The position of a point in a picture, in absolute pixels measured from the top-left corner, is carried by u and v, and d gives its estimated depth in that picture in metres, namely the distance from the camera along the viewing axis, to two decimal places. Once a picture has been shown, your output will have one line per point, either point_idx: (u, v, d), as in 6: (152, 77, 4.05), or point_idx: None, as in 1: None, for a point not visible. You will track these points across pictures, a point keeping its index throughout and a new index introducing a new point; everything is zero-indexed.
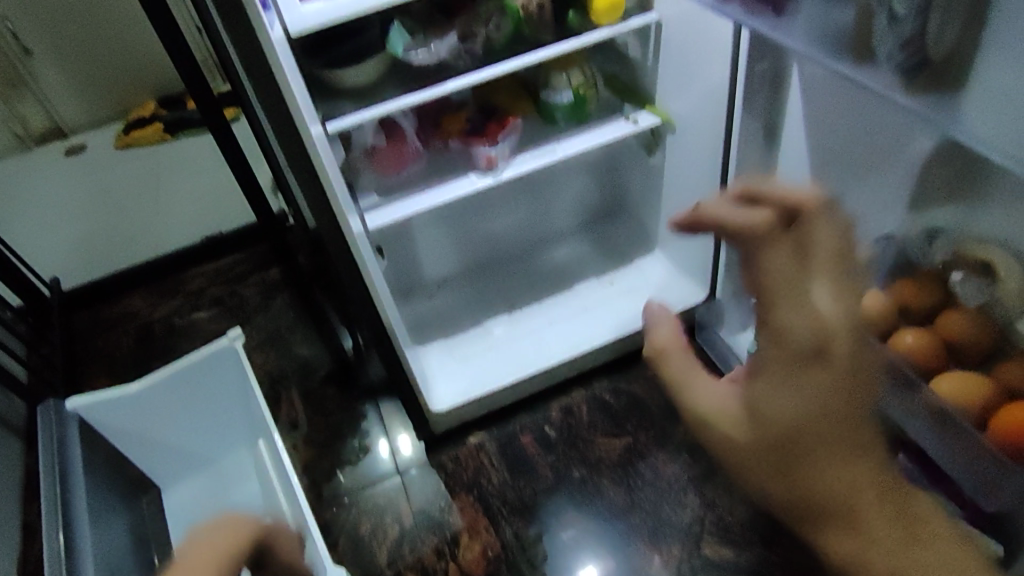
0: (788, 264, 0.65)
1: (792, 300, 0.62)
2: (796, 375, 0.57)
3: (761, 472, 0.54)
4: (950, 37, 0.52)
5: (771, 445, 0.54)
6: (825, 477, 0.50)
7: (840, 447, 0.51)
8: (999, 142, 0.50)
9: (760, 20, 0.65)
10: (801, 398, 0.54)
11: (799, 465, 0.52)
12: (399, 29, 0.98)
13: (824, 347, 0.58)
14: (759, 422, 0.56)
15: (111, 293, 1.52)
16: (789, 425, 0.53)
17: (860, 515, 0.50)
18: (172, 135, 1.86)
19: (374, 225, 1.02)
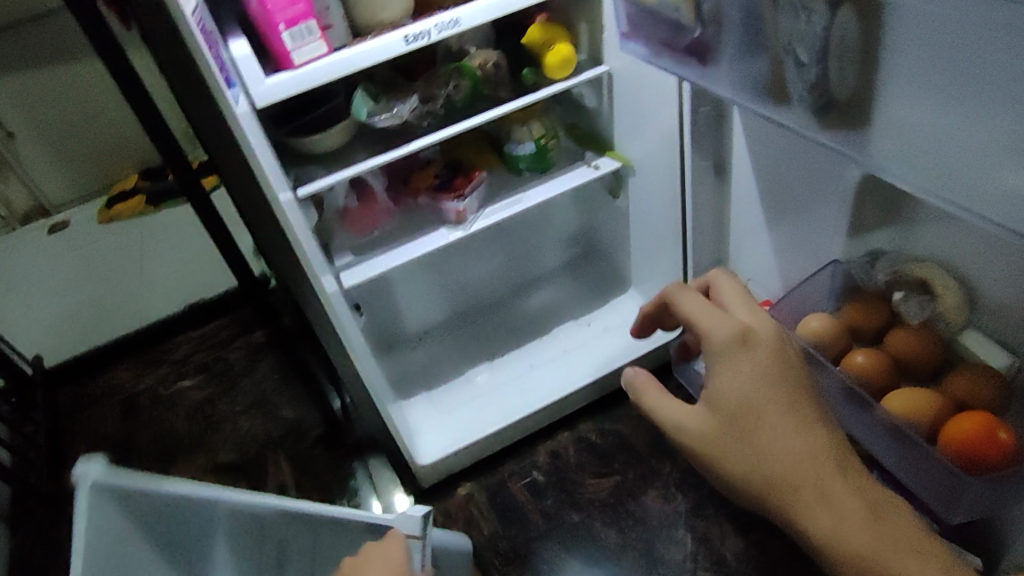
0: (699, 300, 0.73)
1: (715, 312, 0.71)
2: (732, 365, 0.68)
3: (732, 453, 0.67)
4: (851, 78, 0.52)
5: (730, 428, 0.67)
6: (781, 448, 0.66)
7: (785, 423, 0.66)
8: (906, 171, 0.50)
9: (689, 69, 0.65)
10: (743, 383, 0.67)
11: (755, 437, 0.67)
12: (362, 93, 0.98)
13: (746, 341, 0.68)
14: (722, 412, 0.68)
15: (98, 367, 1.54)
16: (741, 407, 0.67)
17: (823, 484, 0.65)
18: (155, 207, 1.91)
19: (349, 282, 1.03)
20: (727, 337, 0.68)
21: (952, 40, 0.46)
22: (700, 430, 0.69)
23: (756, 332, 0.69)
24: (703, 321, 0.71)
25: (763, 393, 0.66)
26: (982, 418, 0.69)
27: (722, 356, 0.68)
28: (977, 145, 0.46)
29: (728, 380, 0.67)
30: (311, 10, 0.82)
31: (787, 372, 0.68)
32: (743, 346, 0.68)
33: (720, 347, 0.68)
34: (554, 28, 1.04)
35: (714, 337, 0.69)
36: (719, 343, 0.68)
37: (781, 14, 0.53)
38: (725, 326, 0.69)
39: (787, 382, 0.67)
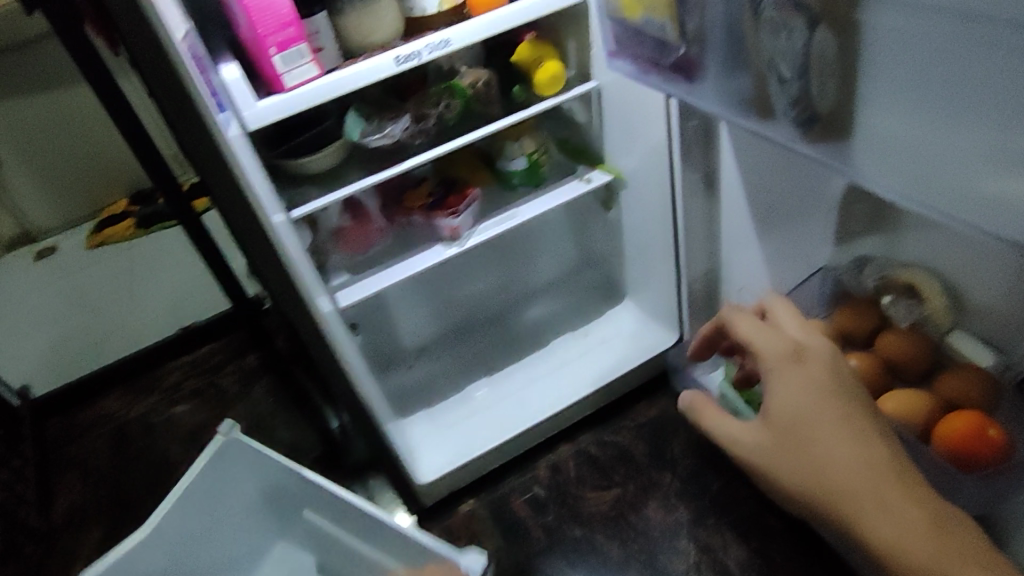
0: (755, 324, 0.73)
1: (767, 331, 0.71)
2: (784, 374, 0.66)
3: (782, 460, 0.64)
4: (831, 93, 0.53)
5: (780, 436, 0.65)
6: (835, 455, 0.61)
7: (838, 430, 0.62)
8: (884, 179, 0.53)
9: (675, 86, 0.66)
10: (795, 391, 0.65)
11: (806, 446, 0.63)
12: (355, 115, 0.99)
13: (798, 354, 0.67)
14: (771, 421, 0.66)
15: (86, 397, 1.54)
16: (793, 413, 0.64)
17: (884, 499, 0.59)
18: (144, 229, 1.91)
19: (347, 301, 1.04)
20: (779, 353, 0.68)
21: (914, 62, 0.47)
22: (756, 442, 0.67)
23: (809, 349, 0.68)
24: (756, 340, 0.71)
25: (815, 401, 0.64)
26: (972, 417, 0.70)
27: (775, 368, 0.67)
28: (954, 157, 0.48)
29: (780, 389, 0.66)
30: (302, 34, 0.83)
31: (843, 383, 0.65)
32: (795, 360, 0.67)
33: (772, 361, 0.68)
34: (545, 46, 1.06)
35: (768, 353, 0.69)
36: (771, 357, 0.69)
37: (762, 33, 0.54)
38: (779, 342, 0.69)
39: (841, 393, 0.64)
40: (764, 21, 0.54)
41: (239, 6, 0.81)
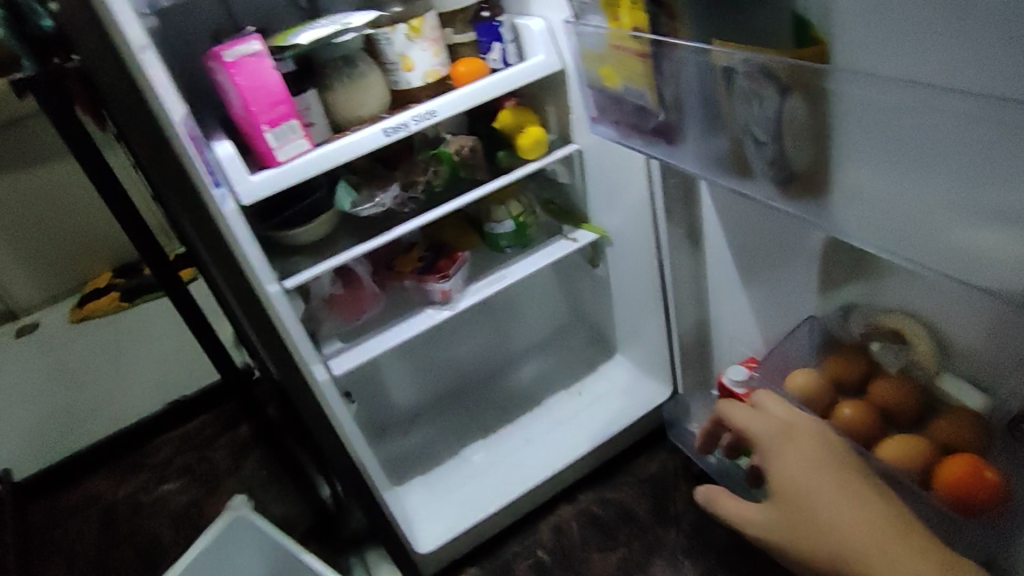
0: (741, 410, 0.74)
1: (756, 412, 0.73)
2: (781, 455, 0.68)
3: (794, 535, 0.64)
4: (806, 155, 0.53)
5: (786, 514, 0.65)
6: (839, 518, 0.61)
7: (841, 493, 0.62)
8: (866, 230, 0.52)
9: (659, 151, 0.67)
10: (793, 469, 0.66)
11: (813, 517, 0.63)
12: (345, 186, 1.01)
13: (788, 432, 0.69)
14: (777, 500, 0.67)
15: (72, 478, 1.52)
16: (796, 489, 0.65)
17: (892, 556, 0.57)
18: (129, 302, 1.90)
19: (340, 369, 1.04)
20: (772, 433, 0.70)
21: (887, 127, 0.47)
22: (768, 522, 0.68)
23: (798, 425, 0.69)
24: (750, 426, 0.72)
25: (814, 469, 0.65)
26: (967, 460, 0.64)
27: (770, 450, 0.69)
28: (919, 208, 0.48)
29: (781, 468, 0.67)
30: (292, 111, 0.86)
31: (838, 450, 0.66)
32: (786, 438, 0.68)
33: (769, 443, 0.69)
34: (524, 112, 1.09)
35: (762, 435, 0.70)
36: (765, 439, 0.70)
37: (736, 102, 0.55)
38: (769, 424, 0.70)
39: (836, 460, 0.65)
40: (736, 90, 0.54)
41: (232, 85, 0.83)
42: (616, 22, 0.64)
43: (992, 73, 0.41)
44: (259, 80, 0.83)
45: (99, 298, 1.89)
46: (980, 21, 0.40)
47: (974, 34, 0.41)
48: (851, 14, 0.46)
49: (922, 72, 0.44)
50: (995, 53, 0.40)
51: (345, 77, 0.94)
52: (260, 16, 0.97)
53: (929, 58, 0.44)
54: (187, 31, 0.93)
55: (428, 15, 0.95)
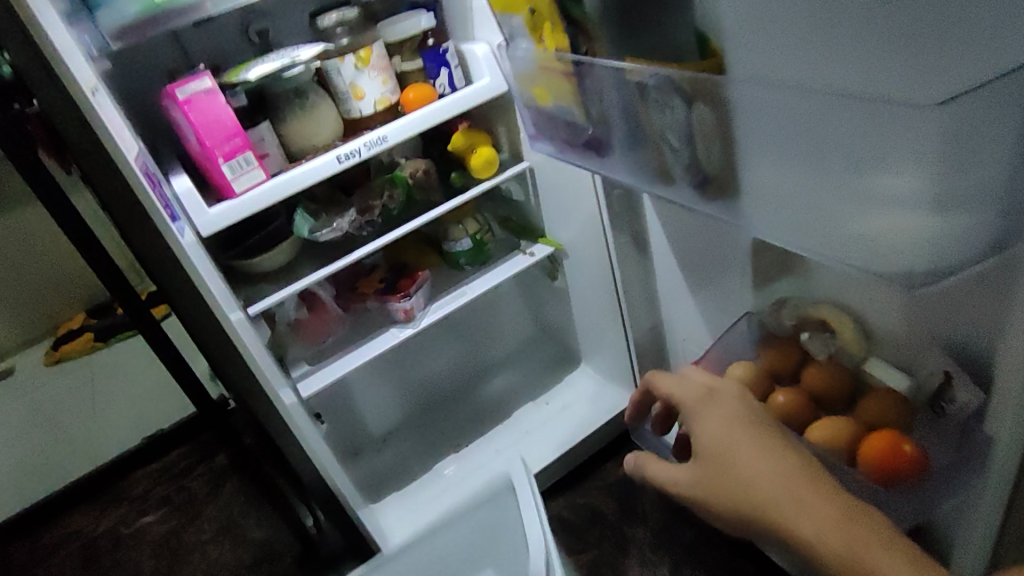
0: (670, 380, 0.74)
1: (679, 378, 0.73)
2: (701, 415, 0.67)
3: (725, 495, 0.61)
4: (717, 157, 0.56)
5: (708, 470, 0.63)
6: (752, 470, 0.60)
7: (759, 448, 0.61)
8: (774, 226, 0.55)
9: (592, 164, 0.71)
10: (712, 427, 0.65)
11: (732, 471, 0.61)
12: (303, 213, 1.04)
13: (710, 394, 0.69)
14: (699, 458, 0.65)
15: (53, 514, 1.50)
16: (716, 445, 0.64)
17: (802, 499, 0.57)
18: (104, 342, 1.91)
19: (307, 393, 1.07)
20: (695, 396, 0.70)
21: (777, 125, 0.49)
22: (697, 482, 0.64)
23: (720, 389, 0.69)
24: (674, 391, 0.72)
25: (734, 426, 0.64)
26: (888, 434, 0.65)
27: (692, 410, 0.69)
28: (814, 201, 0.50)
29: (702, 427, 0.66)
30: (247, 143, 0.89)
31: (756, 412, 0.66)
32: (708, 399, 0.68)
33: (691, 406, 0.70)
34: (478, 134, 1.12)
35: (684, 401, 0.71)
36: (687, 403, 0.70)
37: (653, 113, 0.58)
38: (692, 389, 0.71)
39: (753, 419, 0.64)
40: (651, 102, 0.58)
41: (187, 122, 0.87)
42: (542, 44, 0.68)
43: (859, 74, 0.44)
44: (212, 115, 0.86)
45: (72, 339, 1.89)
46: (840, 24, 0.43)
47: (837, 41, 0.44)
48: (738, 33, 0.50)
49: (808, 77, 0.47)
50: (854, 58, 0.44)
51: (298, 108, 0.97)
52: (215, 53, 1.00)
53: (808, 65, 0.47)
54: (142, 71, 0.95)
55: (373, 45, 0.99)
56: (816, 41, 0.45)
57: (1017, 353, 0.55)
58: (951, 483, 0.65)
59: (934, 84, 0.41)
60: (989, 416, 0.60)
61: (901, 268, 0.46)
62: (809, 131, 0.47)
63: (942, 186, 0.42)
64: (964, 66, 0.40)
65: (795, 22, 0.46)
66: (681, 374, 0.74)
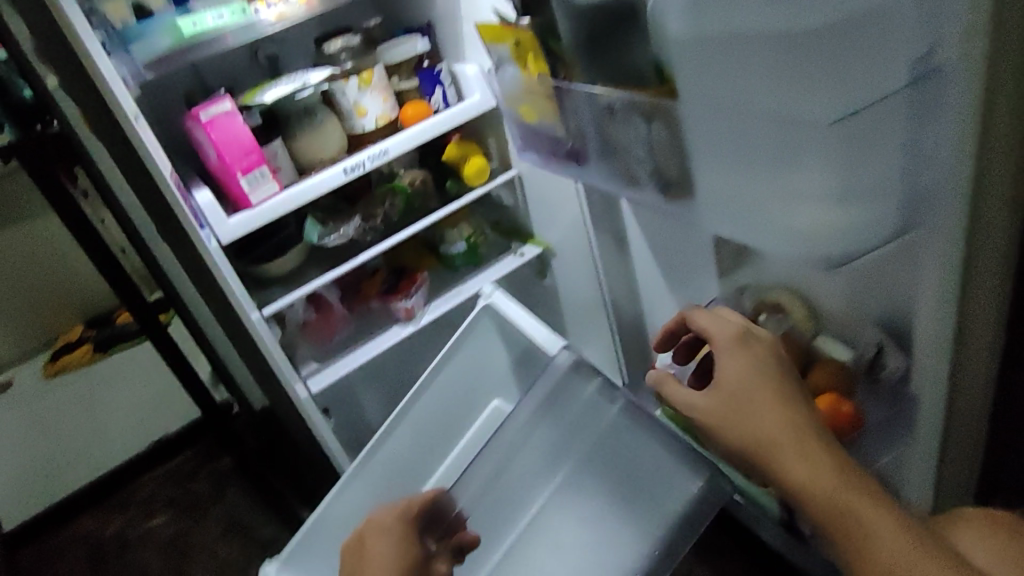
0: (705, 317, 0.71)
1: (711, 313, 0.72)
2: (729, 353, 0.66)
3: (731, 432, 0.61)
4: (677, 167, 0.65)
5: (724, 405, 0.63)
6: (764, 413, 0.60)
7: (776, 394, 0.61)
8: (723, 225, 0.64)
9: (572, 172, 0.81)
10: (735, 368, 0.64)
11: (745, 413, 0.61)
12: (313, 221, 1.14)
13: (744, 333, 0.67)
14: (718, 389, 0.64)
15: (60, 521, 1.58)
16: (736, 383, 0.63)
17: (806, 447, 0.57)
18: (103, 352, 2.00)
19: (319, 386, 1.17)
20: (727, 334, 0.68)
21: (724, 140, 0.58)
22: (707, 415, 0.64)
23: (755, 334, 0.67)
24: (709, 326, 0.70)
25: (757, 370, 0.63)
26: (830, 398, 0.73)
27: (719, 347, 0.67)
28: (755, 201, 0.59)
29: (727, 364, 0.65)
30: (262, 158, 0.98)
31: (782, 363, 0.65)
32: (739, 341, 0.66)
33: (721, 341, 0.68)
34: (469, 145, 1.23)
35: (715, 334, 0.69)
36: (717, 338, 0.68)
37: (622, 127, 0.68)
38: (728, 326, 0.68)
39: (778, 368, 0.63)
40: (619, 119, 0.67)
41: (208, 141, 0.97)
42: (527, 70, 0.78)
43: (779, 93, 0.52)
44: (231, 134, 0.96)
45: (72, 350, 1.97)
46: (763, 52, 0.51)
47: (757, 68, 0.52)
48: (681, 68, 0.58)
49: (739, 97, 0.55)
50: (770, 83, 0.52)
51: (306, 126, 1.07)
52: (226, 75, 1.09)
53: (733, 90, 0.55)
54: (162, 97, 1.05)
55: (375, 68, 1.10)
56: (745, 67, 0.53)
57: (926, 322, 0.65)
58: (892, 433, 0.78)
59: (828, 105, 0.50)
60: (913, 378, 0.70)
61: (818, 255, 0.57)
62: (745, 140, 0.57)
63: (846, 185, 0.54)
64: (848, 91, 0.50)
65: (719, 57, 0.54)
66: (716, 312, 0.72)
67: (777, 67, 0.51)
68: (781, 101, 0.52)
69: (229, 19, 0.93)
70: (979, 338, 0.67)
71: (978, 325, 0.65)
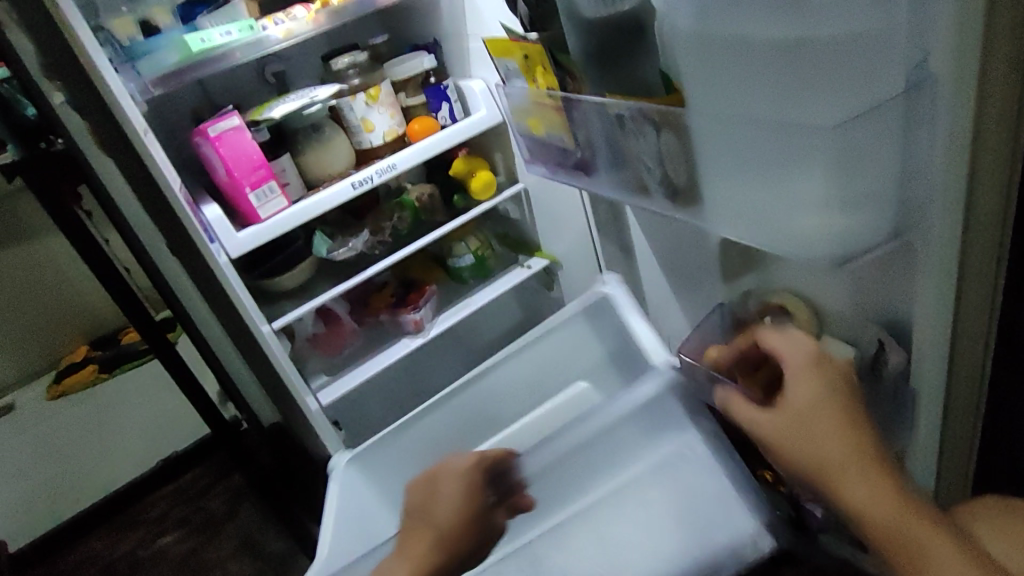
0: (780, 336, 0.66)
1: (783, 332, 0.66)
2: (799, 377, 0.63)
3: (796, 455, 0.61)
4: (684, 175, 0.66)
5: (791, 432, 0.62)
6: (829, 443, 0.59)
7: (843, 423, 0.60)
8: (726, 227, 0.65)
9: (582, 183, 0.82)
10: (806, 396, 0.61)
11: (812, 443, 0.60)
12: (321, 235, 1.16)
13: (817, 356, 0.63)
14: (784, 412, 0.62)
15: (70, 540, 1.58)
16: (806, 412, 0.61)
17: (870, 479, 0.58)
18: (109, 372, 2.05)
19: (329, 398, 1.17)
20: (799, 355, 0.64)
21: (728, 149, 0.59)
22: (772, 437, 0.63)
23: (829, 357, 0.63)
24: (780, 344, 0.65)
25: (825, 398, 0.61)
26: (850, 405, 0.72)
27: (790, 369, 0.63)
28: (761, 208, 0.60)
29: (796, 392, 0.62)
30: (271, 173, 1.00)
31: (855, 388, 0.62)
32: (813, 364, 0.62)
33: (793, 363, 0.64)
34: (476, 160, 1.24)
35: (786, 356, 0.64)
36: (789, 359, 0.64)
37: (632, 138, 0.69)
38: (802, 347, 0.64)
39: (847, 394, 0.61)
40: (630, 129, 0.69)
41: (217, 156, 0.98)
42: (535, 83, 0.80)
43: (782, 102, 0.53)
44: (240, 150, 0.98)
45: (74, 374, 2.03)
46: (765, 61, 0.52)
47: (754, 80, 0.53)
48: (686, 80, 0.59)
49: (741, 108, 0.56)
50: (774, 94, 0.53)
51: (314, 142, 1.09)
52: (235, 96, 1.12)
53: (728, 100, 0.56)
54: (174, 116, 1.07)
55: (382, 85, 1.11)
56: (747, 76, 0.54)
57: (924, 323, 0.64)
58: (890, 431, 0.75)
59: (831, 109, 0.51)
60: (913, 374, 0.69)
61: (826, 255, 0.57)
62: (749, 147, 0.58)
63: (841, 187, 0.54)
64: (853, 98, 0.50)
65: (719, 66, 0.55)
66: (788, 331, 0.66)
67: (782, 74, 0.52)
68: (783, 110, 0.53)
69: (239, 36, 0.94)
70: (969, 342, 0.66)
71: (969, 322, 0.64)
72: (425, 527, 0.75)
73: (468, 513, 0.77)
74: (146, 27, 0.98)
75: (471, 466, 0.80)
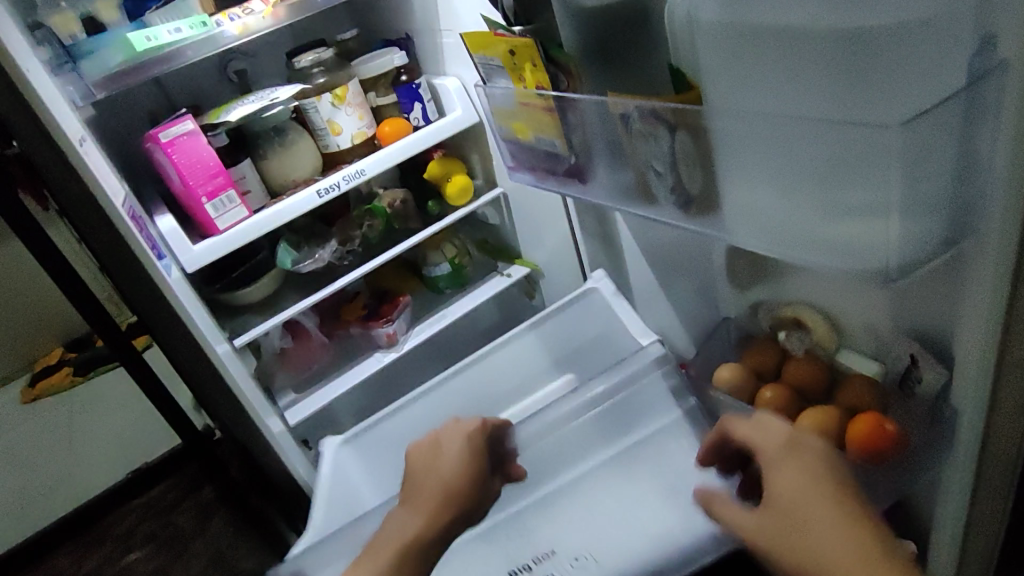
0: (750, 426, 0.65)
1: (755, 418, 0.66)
2: (782, 466, 0.60)
3: (789, 555, 0.56)
4: (698, 180, 0.61)
5: (780, 528, 0.57)
6: (827, 540, 0.54)
7: (839, 516, 0.55)
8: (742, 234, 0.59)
9: (574, 191, 0.75)
10: (790, 485, 0.58)
11: (804, 541, 0.55)
12: (286, 246, 1.07)
13: (793, 444, 0.61)
14: (770, 510, 0.59)
15: (36, 555, 1.48)
16: (794, 504, 0.57)
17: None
18: (83, 377, 1.89)
19: (297, 418, 1.10)
20: (776, 444, 0.62)
21: (758, 149, 0.54)
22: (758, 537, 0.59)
23: (807, 440, 0.61)
24: (756, 435, 0.64)
25: (814, 489, 0.57)
26: (869, 417, 0.69)
27: (768, 461, 0.62)
28: (789, 213, 0.55)
29: (779, 482, 0.59)
30: (229, 181, 0.91)
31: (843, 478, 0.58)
32: (791, 451, 0.61)
33: (771, 452, 0.62)
34: (451, 161, 1.16)
35: (764, 447, 0.63)
36: (766, 451, 0.62)
37: (637, 140, 0.63)
38: (776, 434, 0.63)
39: (834, 483, 0.58)
40: (634, 132, 0.62)
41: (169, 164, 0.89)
42: (521, 82, 0.71)
43: (828, 96, 0.48)
44: (195, 157, 0.89)
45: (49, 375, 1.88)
46: (809, 49, 0.47)
47: (798, 69, 0.48)
48: (712, 72, 0.54)
49: (783, 101, 0.51)
50: (824, 87, 0.48)
51: (277, 145, 1.00)
52: (196, 92, 1.03)
53: (767, 92, 0.51)
54: (128, 113, 0.99)
55: (349, 83, 1.02)
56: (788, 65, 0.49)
57: (968, 342, 0.60)
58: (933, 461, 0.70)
59: (892, 107, 0.46)
60: (952, 394, 0.65)
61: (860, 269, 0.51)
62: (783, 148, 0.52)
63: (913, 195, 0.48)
64: (911, 91, 0.46)
65: (751, 62, 0.51)
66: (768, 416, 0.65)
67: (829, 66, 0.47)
68: (828, 107, 0.48)
69: (190, 32, 0.86)
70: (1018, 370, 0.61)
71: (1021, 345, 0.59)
72: (428, 478, 0.70)
73: (467, 470, 0.71)
74: (91, 25, 0.87)
75: (474, 430, 0.75)
